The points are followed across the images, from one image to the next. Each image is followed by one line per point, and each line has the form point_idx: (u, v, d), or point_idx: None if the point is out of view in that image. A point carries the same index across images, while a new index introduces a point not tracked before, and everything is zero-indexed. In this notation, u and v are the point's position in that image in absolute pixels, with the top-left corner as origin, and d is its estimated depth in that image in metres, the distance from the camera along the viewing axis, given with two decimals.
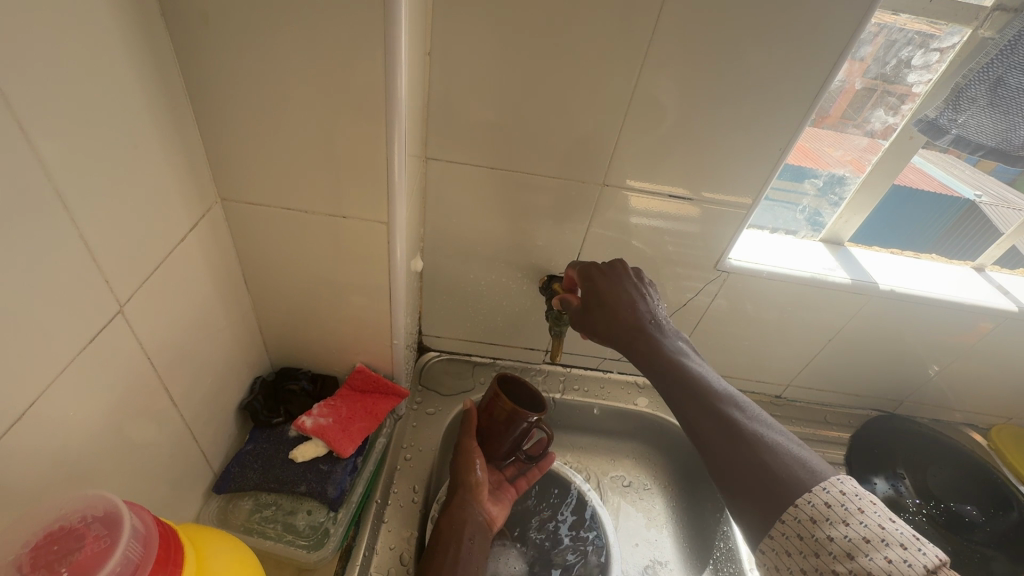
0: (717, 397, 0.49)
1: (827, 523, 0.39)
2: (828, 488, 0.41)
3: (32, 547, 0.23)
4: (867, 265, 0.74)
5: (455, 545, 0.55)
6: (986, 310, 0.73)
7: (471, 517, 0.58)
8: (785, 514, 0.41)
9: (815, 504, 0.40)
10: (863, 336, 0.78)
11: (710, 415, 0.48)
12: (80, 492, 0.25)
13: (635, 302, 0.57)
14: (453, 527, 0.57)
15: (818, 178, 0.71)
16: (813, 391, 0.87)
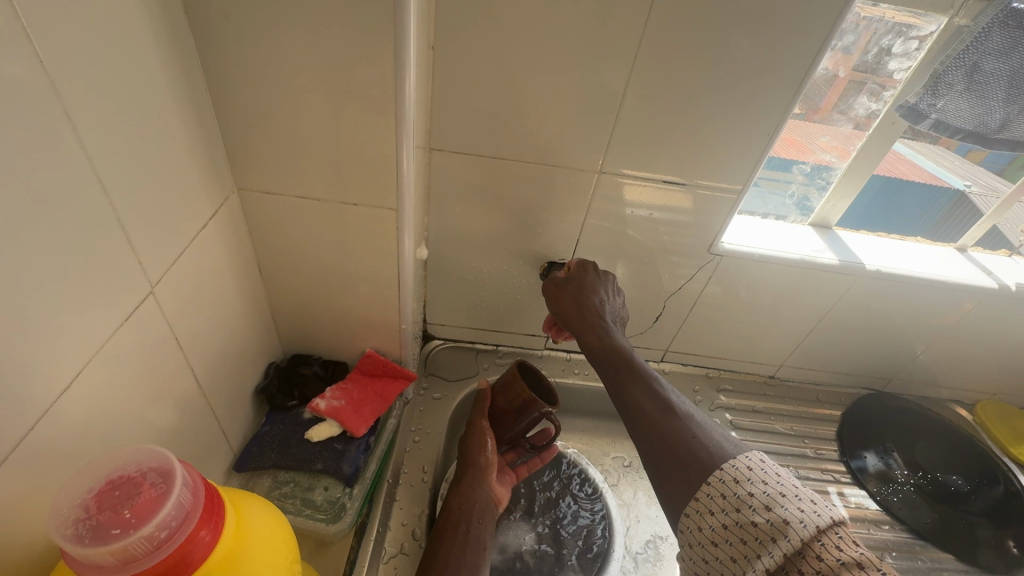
0: (652, 381, 0.53)
1: (749, 483, 0.40)
2: (751, 456, 0.43)
3: (96, 493, 0.25)
4: (854, 247, 0.77)
5: (470, 524, 0.57)
6: (969, 288, 0.76)
7: (480, 499, 0.60)
8: (712, 476, 0.42)
9: (738, 467, 0.42)
10: (851, 316, 0.81)
11: (643, 394, 0.52)
12: (134, 447, 0.28)
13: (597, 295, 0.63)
14: (465, 506, 0.59)
15: (806, 165, 0.74)
16: (806, 371, 0.90)
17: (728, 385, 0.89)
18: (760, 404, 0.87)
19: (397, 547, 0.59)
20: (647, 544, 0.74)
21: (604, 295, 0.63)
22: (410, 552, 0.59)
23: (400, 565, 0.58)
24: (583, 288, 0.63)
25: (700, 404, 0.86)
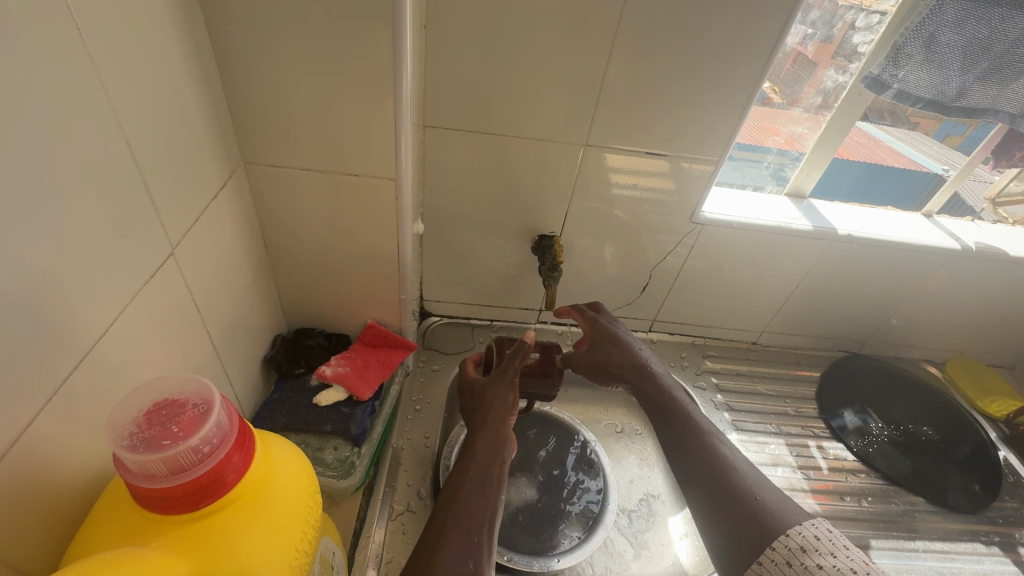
0: (698, 427, 0.57)
1: (816, 552, 0.42)
2: (820, 526, 0.44)
3: (147, 411, 0.29)
4: (827, 214, 0.81)
5: (484, 475, 0.51)
6: (934, 250, 0.81)
7: (500, 444, 0.55)
8: (776, 542, 0.44)
9: (805, 535, 0.44)
10: (826, 280, 0.85)
11: (692, 438, 0.56)
12: (179, 376, 0.31)
13: (627, 348, 0.68)
14: (483, 455, 0.53)
15: (780, 138, 0.79)
16: (787, 336, 0.95)
17: (713, 351, 0.93)
18: (744, 367, 0.91)
19: (403, 506, 0.63)
20: (640, 502, 0.78)
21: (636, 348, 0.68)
22: (416, 510, 0.64)
23: (408, 522, 0.62)
24: (610, 343, 0.68)
25: (687, 369, 0.90)
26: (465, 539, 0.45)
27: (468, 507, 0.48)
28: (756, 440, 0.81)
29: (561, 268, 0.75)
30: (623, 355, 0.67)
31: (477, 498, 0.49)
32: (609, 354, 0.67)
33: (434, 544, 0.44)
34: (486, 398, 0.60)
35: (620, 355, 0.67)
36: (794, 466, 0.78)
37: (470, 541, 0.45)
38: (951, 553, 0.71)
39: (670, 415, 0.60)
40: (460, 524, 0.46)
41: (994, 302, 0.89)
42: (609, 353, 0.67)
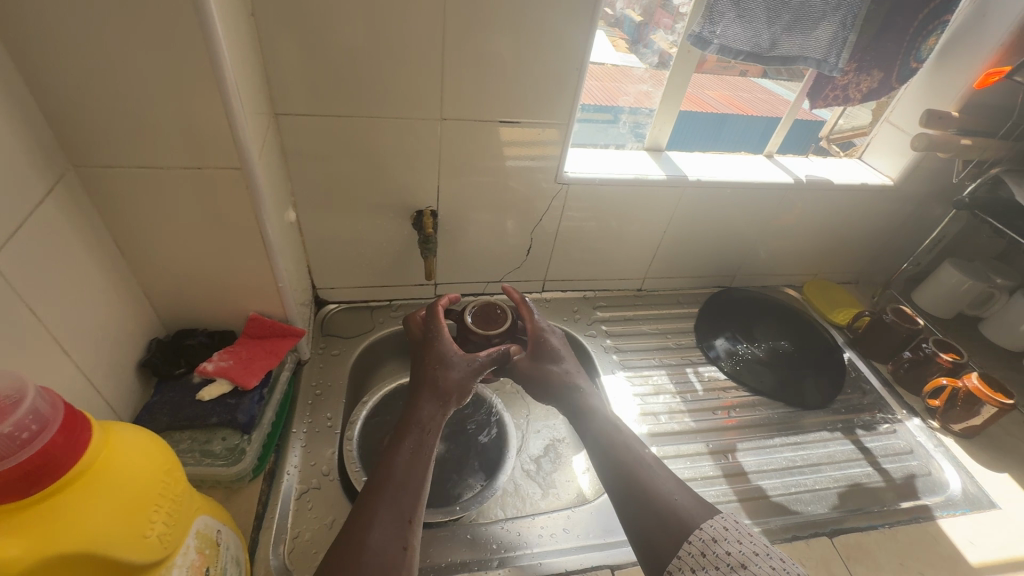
0: (618, 439, 0.64)
1: (724, 541, 0.49)
2: (726, 519, 0.52)
3: None
4: (680, 163, 0.90)
5: (413, 466, 0.56)
6: (774, 185, 0.91)
7: (435, 433, 0.61)
8: (692, 535, 0.51)
9: (715, 527, 0.51)
10: (689, 223, 0.94)
11: (614, 447, 0.63)
12: None
13: (562, 362, 0.74)
14: (410, 447, 0.58)
15: (630, 96, 0.86)
16: (667, 279, 1.04)
17: (603, 301, 1.01)
18: (630, 312, 0.99)
19: (307, 484, 0.66)
20: (547, 446, 0.85)
21: (572, 364, 0.74)
22: (321, 486, 0.66)
23: (313, 499, 0.64)
24: (547, 357, 0.74)
25: (579, 321, 0.97)
26: (392, 534, 0.49)
27: (398, 501, 0.52)
28: (640, 373, 0.89)
29: (436, 240, 0.78)
30: (561, 368, 0.73)
31: (407, 492, 0.53)
32: (545, 369, 0.73)
33: (364, 532, 0.49)
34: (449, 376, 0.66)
35: (557, 370, 0.73)
36: (671, 391, 0.87)
37: (402, 532, 0.50)
38: (801, 443, 0.82)
39: (593, 426, 0.66)
40: (391, 517, 0.51)
41: (833, 227, 1.02)
42: (545, 368, 0.73)
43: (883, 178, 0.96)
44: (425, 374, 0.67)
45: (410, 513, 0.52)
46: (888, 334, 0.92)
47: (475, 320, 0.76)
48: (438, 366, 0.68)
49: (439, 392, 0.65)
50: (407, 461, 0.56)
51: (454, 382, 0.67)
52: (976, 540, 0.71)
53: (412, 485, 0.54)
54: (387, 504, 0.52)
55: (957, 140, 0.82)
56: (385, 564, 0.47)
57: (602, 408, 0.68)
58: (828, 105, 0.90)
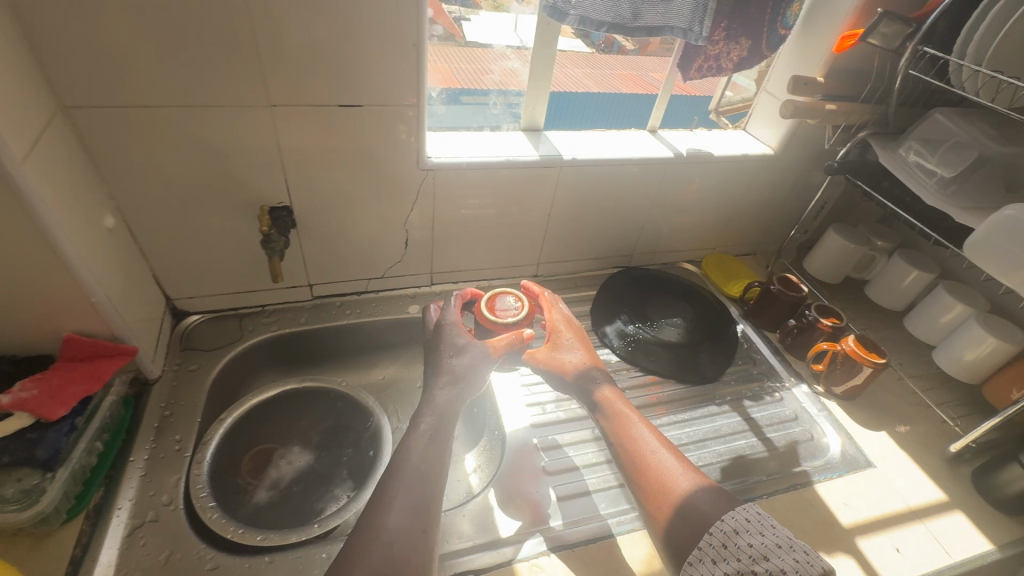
0: (639, 436, 0.64)
1: (746, 533, 0.48)
2: (748, 509, 0.51)
3: None
4: (557, 143, 0.87)
5: (433, 451, 0.60)
6: (654, 161, 0.90)
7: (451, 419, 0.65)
8: (713, 526, 0.51)
9: (737, 519, 0.50)
10: (574, 205, 0.92)
11: (636, 444, 0.63)
12: None
13: (576, 352, 0.76)
14: (422, 434, 0.62)
15: (496, 76, 0.83)
16: (563, 264, 1.02)
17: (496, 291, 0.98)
18: None
19: (141, 518, 0.59)
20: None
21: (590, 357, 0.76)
22: (159, 518, 0.60)
23: (148, 533, 0.58)
24: (566, 345, 0.76)
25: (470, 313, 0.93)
26: (411, 516, 0.53)
27: (418, 487, 0.56)
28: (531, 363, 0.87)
29: (280, 241, 0.71)
30: (576, 359, 0.75)
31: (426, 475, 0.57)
32: (558, 357, 0.75)
33: (383, 516, 0.52)
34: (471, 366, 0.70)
35: (571, 359, 0.75)
36: None
37: (420, 517, 0.53)
38: (689, 420, 0.81)
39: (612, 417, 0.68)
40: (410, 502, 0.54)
41: (723, 200, 1.02)
42: (557, 356, 0.75)
43: (763, 148, 0.96)
44: (444, 361, 0.70)
45: (429, 498, 0.55)
46: (775, 303, 0.93)
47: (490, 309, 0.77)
48: (457, 355, 0.70)
49: (455, 375, 0.68)
50: (424, 448, 0.60)
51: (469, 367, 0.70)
52: (848, 501, 0.72)
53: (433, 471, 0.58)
54: (410, 489, 0.55)
55: (822, 106, 0.83)
56: (404, 543, 0.50)
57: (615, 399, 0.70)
58: (702, 76, 0.88)
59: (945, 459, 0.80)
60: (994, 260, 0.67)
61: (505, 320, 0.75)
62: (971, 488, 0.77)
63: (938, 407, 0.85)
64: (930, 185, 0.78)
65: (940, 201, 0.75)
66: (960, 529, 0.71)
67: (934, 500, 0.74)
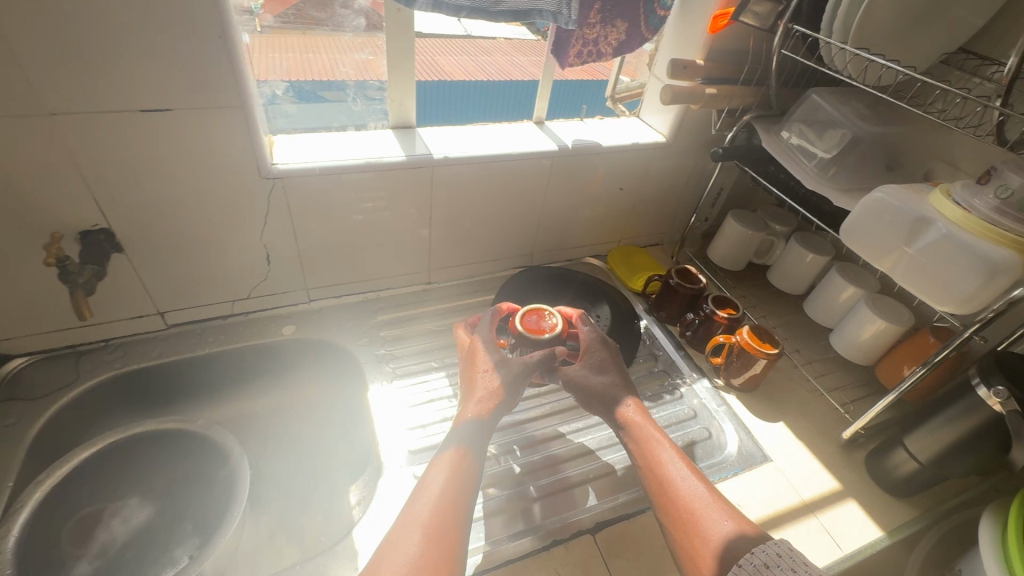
0: (669, 465, 0.59)
1: (777, 568, 0.45)
2: (778, 543, 0.48)
3: None
4: (428, 140, 0.80)
5: (457, 479, 0.56)
6: (537, 155, 0.84)
7: (478, 443, 0.61)
8: (745, 559, 0.48)
9: (767, 552, 0.47)
10: (458, 207, 0.86)
11: (666, 473, 0.59)
12: None
13: (609, 374, 0.69)
14: (448, 460, 0.58)
15: (347, 69, 0.76)
16: (458, 269, 0.96)
17: (383, 303, 0.91)
18: (413, 310, 0.90)
19: None
20: (315, 480, 0.76)
21: (622, 377, 0.70)
22: None
23: None
24: (595, 366, 0.70)
25: (353, 329, 0.85)
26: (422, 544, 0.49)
27: (443, 521, 0.52)
28: (418, 380, 0.80)
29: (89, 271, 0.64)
30: (605, 382, 0.69)
31: (449, 507, 0.53)
32: (587, 379, 0.69)
33: (387, 557, 0.48)
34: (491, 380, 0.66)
35: (598, 381, 0.69)
36: (451, 394, 0.79)
37: (442, 549, 0.49)
38: (585, 428, 0.77)
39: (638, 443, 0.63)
40: (426, 536, 0.50)
41: (620, 192, 0.98)
42: (585, 377, 0.69)
43: (656, 136, 0.92)
44: (478, 380, 0.66)
45: (452, 533, 0.51)
46: (675, 297, 0.90)
47: (525, 325, 0.72)
48: (492, 373, 0.66)
49: (491, 394, 0.64)
50: (448, 474, 0.56)
51: (498, 385, 0.66)
52: (741, 501, 0.70)
53: (457, 500, 0.54)
54: (430, 522, 0.51)
55: (701, 90, 0.79)
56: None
57: (644, 422, 0.64)
58: (584, 63, 0.82)
59: (839, 445, 0.79)
60: (866, 244, 0.66)
61: (539, 336, 0.70)
62: (863, 472, 0.76)
63: (828, 394, 0.84)
64: (810, 168, 0.76)
65: (819, 183, 0.73)
66: (850, 519, 0.70)
67: (827, 490, 0.73)
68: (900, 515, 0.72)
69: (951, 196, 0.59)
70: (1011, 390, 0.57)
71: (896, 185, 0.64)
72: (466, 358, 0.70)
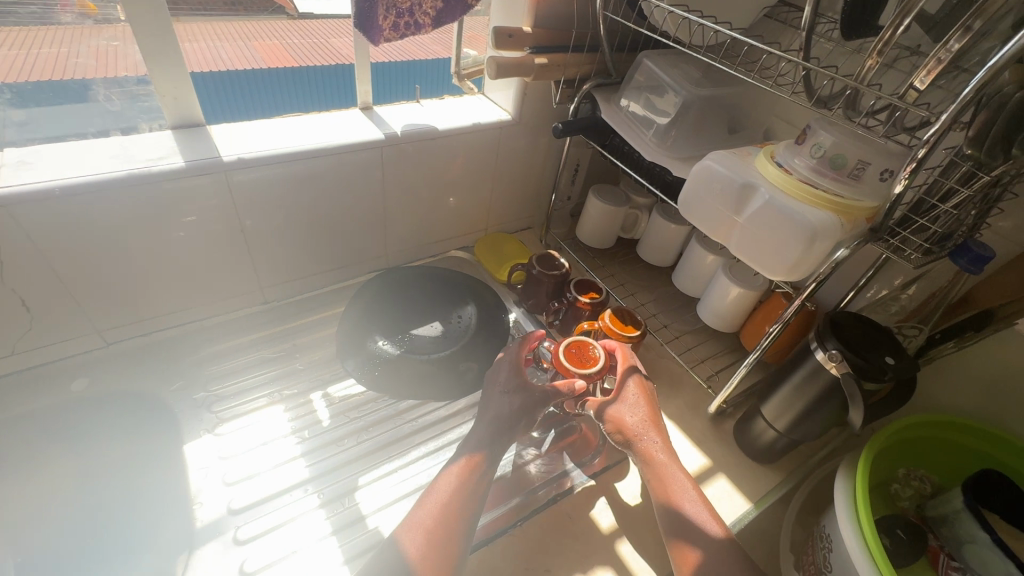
0: (688, 507, 0.58)
1: None
2: None
3: None
4: (218, 140, 0.68)
5: (466, 489, 0.58)
6: (357, 146, 0.74)
7: (496, 448, 0.63)
8: None
9: None
10: (277, 214, 0.75)
11: (685, 516, 0.57)
12: None
13: (641, 411, 0.67)
14: (458, 470, 0.60)
15: (84, 59, 0.62)
16: (299, 282, 0.85)
17: (207, 334, 0.78)
18: (244, 336, 0.78)
19: None
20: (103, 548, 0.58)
21: (656, 420, 0.67)
22: None
23: None
24: (626, 405, 0.67)
25: (168, 370, 0.73)
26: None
27: (446, 523, 0.55)
28: (247, 422, 0.68)
29: None
30: (638, 419, 0.66)
31: (453, 517, 0.55)
32: (621, 414, 0.66)
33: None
34: (507, 402, 0.66)
35: (632, 418, 0.66)
36: (289, 432, 0.68)
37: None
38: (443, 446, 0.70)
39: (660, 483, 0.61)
40: (427, 543, 0.53)
41: (474, 178, 0.90)
42: (618, 411, 0.67)
43: (499, 114, 0.85)
44: (496, 399, 0.67)
45: (450, 546, 0.53)
46: (541, 286, 0.85)
47: (568, 354, 0.69)
48: (510, 395, 0.67)
49: (506, 417, 0.65)
50: (459, 486, 0.58)
51: (511, 406, 0.66)
52: (612, 501, 0.67)
53: (462, 510, 0.56)
54: (431, 530, 0.54)
55: (530, 60, 0.71)
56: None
57: (670, 466, 0.62)
58: (403, 36, 0.72)
59: (710, 418, 0.78)
60: (703, 215, 0.62)
61: (575, 367, 0.68)
62: (733, 444, 0.76)
63: (691, 370, 0.81)
64: (649, 138, 0.71)
65: (657, 153, 0.69)
66: (719, 498, 0.69)
67: (698, 469, 0.71)
68: (766, 482, 0.72)
69: (774, 158, 0.57)
70: (842, 352, 0.56)
71: (725, 151, 0.61)
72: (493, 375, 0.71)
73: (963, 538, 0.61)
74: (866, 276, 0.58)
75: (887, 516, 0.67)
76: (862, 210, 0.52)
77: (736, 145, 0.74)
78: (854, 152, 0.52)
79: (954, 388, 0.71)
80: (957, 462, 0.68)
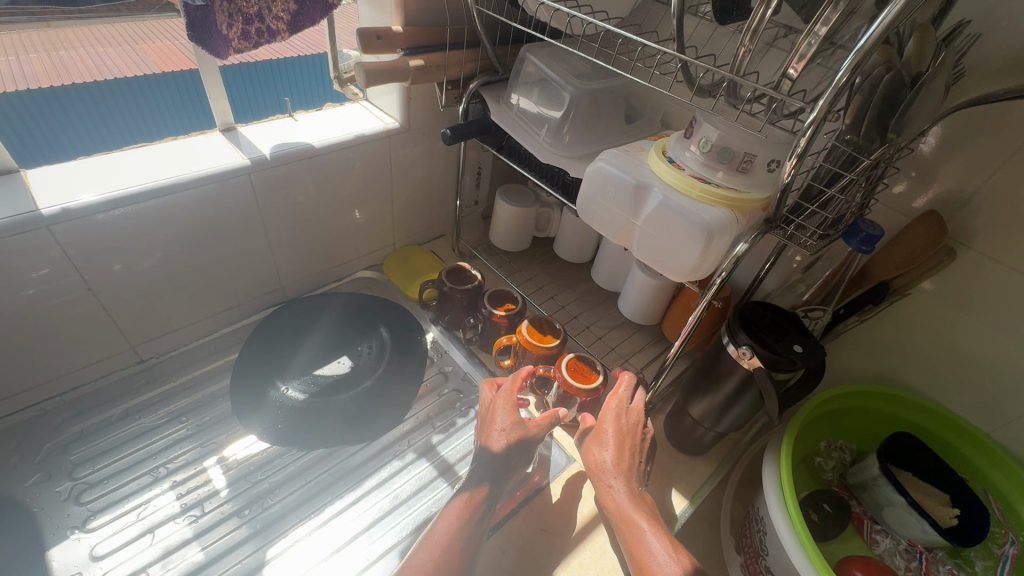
0: (648, 550, 0.54)
1: None
2: None
3: None
4: (41, 189, 0.57)
5: (465, 527, 0.57)
6: (222, 174, 0.65)
7: (496, 480, 0.61)
8: None
9: None
10: (138, 261, 0.65)
11: (646, 562, 0.53)
12: None
13: (611, 451, 0.62)
14: (458, 507, 0.58)
15: None
16: (178, 333, 0.75)
17: (73, 410, 0.68)
18: (120, 405, 0.69)
19: None
20: None
21: (635, 461, 0.62)
22: None
23: None
24: (600, 444, 0.63)
25: (25, 461, 0.62)
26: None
27: (450, 559, 0.54)
28: (126, 509, 0.59)
29: None
30: (607, 459, 0.62)
31: (454, 557, 0.54)
32: (594, 454, 0.63)
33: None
34: (495, 436, 0.63)
35: (602, 459, 0.62)
36: (178, 513, 0.60)
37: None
38: (365, 493, 0.64)
39: (623, 528, 0.57)
40: None
41: (370, 194, 0.83)
42: (592, 451, 0.64)
43: (385, 121, 0.78)
44: (493, 438, 0.63)
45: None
46: (454, 302, 0.80)
47: (571, 374, 0.68)
48: (509, 433, 0.63)
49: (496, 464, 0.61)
50: (460, 522, 0.57)
51: (503, 439, 0.63)
52: (550, 524, 0.64)
53: (463, 549, 0.55)
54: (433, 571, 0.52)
55: (403, 63, 0.64)
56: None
57: (634, 510, 0.58)
58: (256, 45, 0.63)
59: None
60: (602, 219, 0.59)
61: (574, 387, 0.67)
62: (664, 440, 0.75)
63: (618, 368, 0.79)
64: (543, 137, 0.67)
65: (553, 154, 0.65)
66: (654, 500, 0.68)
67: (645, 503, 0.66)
68: (699, 475, 0.72)
69: (666, 153, 0.55)
70: (753, 347, 0.54)
71: (617, 149, 0.58)
72: (487, 417, 0.66)
73: (883, 502, 0.63)
74: (770, 259, 0.59)
75: (814, 492, 0.68)
76: (753, 203, 0.50)
77: (635, 136, 0.71)
78: (739, 145, 0.50)
79: (863, 356, 0.73)
80: (873, 428, 0.71)
